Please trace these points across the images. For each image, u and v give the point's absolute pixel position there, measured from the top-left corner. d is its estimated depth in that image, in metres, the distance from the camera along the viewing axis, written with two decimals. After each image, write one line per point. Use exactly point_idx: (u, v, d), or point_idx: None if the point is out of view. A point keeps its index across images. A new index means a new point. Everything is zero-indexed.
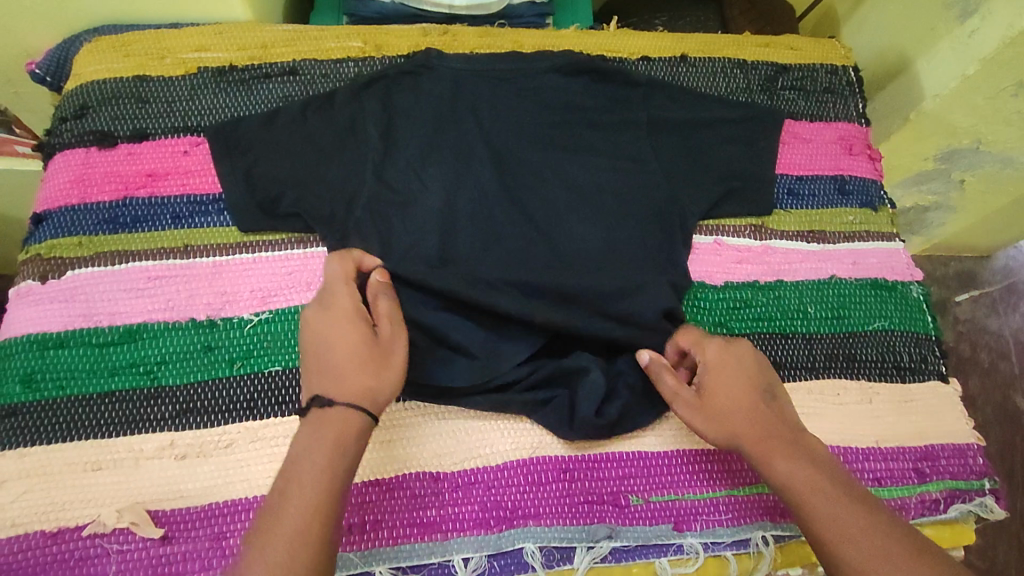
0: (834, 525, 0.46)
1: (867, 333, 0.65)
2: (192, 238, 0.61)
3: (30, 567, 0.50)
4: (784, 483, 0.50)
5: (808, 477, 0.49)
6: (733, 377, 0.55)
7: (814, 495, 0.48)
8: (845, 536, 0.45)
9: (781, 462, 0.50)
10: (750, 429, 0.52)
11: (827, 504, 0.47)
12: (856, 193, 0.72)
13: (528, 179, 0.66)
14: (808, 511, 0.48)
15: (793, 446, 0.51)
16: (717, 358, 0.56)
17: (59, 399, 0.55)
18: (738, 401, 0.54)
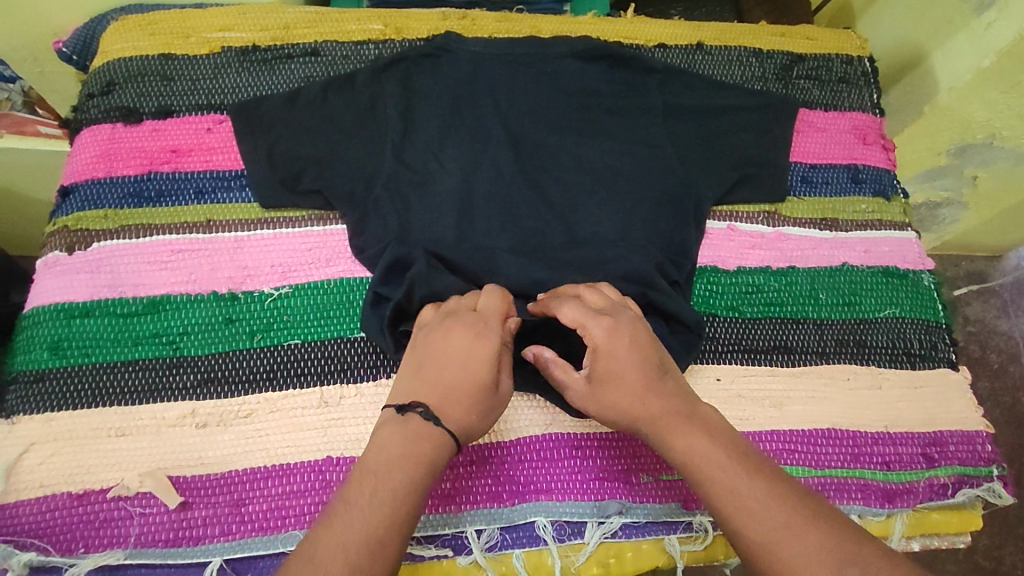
0: (737, 505, 0.43)
1: (878, 320, 0.65)
2: (215, 213, 0.63)
3: (55, 526, 0.51)
4: (687, 465, 0.46)
5: (708, 455, 0.46)
6: (621, 360, 0.50)
7: (714, 475, 0.45)
8: (750, 517, 0.42)
9: (683, 441, 0.47)
10: (650, 409, 0.48)
11: (729, 483, 0.44)
12: (869, 181, 0.72)
13: (544, 162, 0.67)
14: (711, 494, 0.44)
15: (694, 421, 0.48)
16: (608, 340, 0.50)
17: (84, 366, 0.56)
18: (632, 380, 0.49)
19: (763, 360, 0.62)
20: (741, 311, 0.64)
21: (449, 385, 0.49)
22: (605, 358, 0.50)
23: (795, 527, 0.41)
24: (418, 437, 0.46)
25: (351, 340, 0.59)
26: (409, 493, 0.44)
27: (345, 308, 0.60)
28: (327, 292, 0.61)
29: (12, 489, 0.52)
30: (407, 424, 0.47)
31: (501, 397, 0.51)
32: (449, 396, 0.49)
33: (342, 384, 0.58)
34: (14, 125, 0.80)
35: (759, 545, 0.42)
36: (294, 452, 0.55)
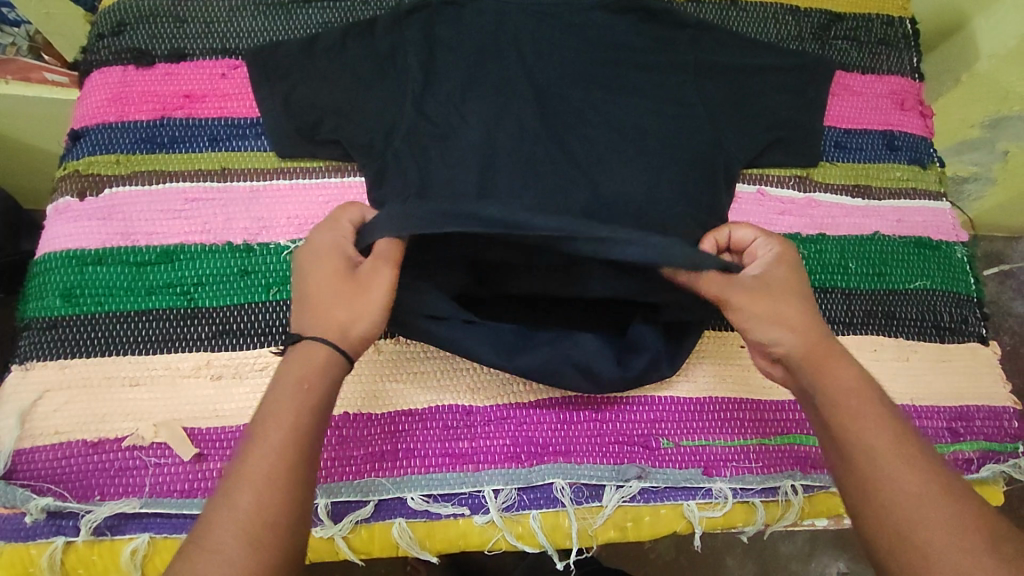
0: (875, 442, 0.43)
1: (908, 291, 0.63)
2: (230, 162, 0.61)
3: (70, 473, 0.50)
4: (832, 395, 0.46)
5: (858, 391, 0.45)
6: (785, 278, 0.51)
7: (862, 411, 0.44)
8: (891, 457, 0.42)
9: (833, 373, 0.46)
10: (805, 334, 0.48)
11: (872, 422, 0.44)
12: (905, 149, 0.69)
13: (570, 119, 0.65)
14: (852, 427, 0.44)
15: (845, 362, 0.47)
16: (779, 258, 0.52)
17: (98, 315, 0.55)
18: (792, 300, 0.50)
19: None
20: None
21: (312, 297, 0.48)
22: (771, 269, 0.51)
23: (936, 483, 0.41)
24: (296, 362, 0.45)
25: None
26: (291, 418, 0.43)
27: None
28: None
29: (26, 436, 0.51)
30: (284, 362, 0.46)
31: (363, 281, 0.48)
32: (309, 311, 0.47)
33: None
34: (19, 71, 0.80)
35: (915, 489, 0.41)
36: None
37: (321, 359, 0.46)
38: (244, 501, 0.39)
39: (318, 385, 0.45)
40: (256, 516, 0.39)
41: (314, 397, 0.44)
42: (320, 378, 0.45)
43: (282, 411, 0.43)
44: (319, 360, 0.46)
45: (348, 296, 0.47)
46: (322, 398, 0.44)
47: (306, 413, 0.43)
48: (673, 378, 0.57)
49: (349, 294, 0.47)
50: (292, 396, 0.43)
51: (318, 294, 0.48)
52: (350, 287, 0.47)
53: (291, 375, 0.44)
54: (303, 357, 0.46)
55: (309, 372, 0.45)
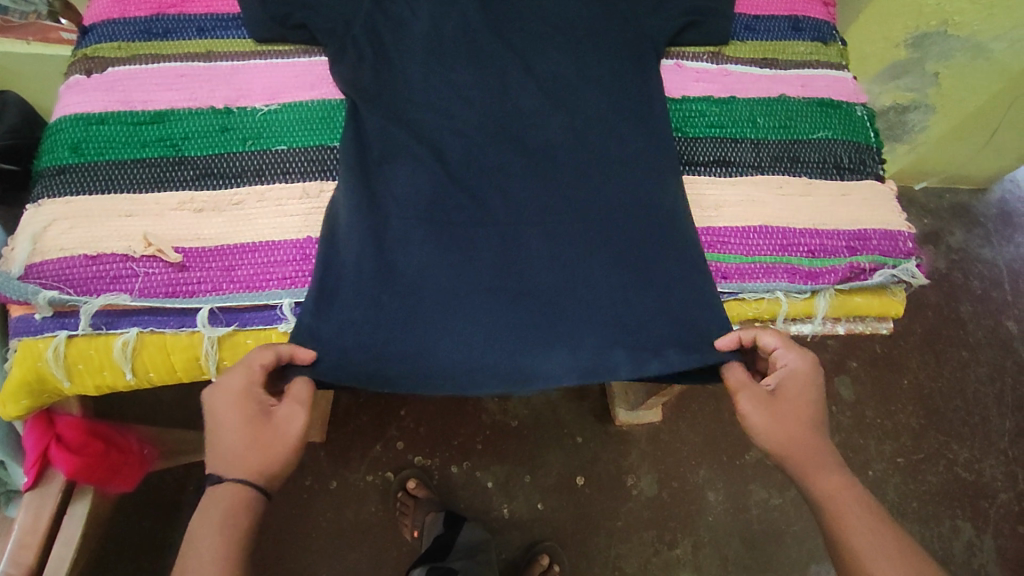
0: (869, 545, 0.51)
1: (811, 140, 0.71)
2: (213, 46, 0.71)
3: (74, 277, 0.59)
4: (825, 501, 0.54)
5: (847, 497, 0.54)
6: (798, 394, 0.58)
7: (852, 514, 0.53)
8: (878, 558, 0.51)
9: (825, 483, 0.54)
10: (800, 450, 0.56)
11: (859, 523, 0.52)
12: (808, 29, 0.78)
13: (508, 12, 0.74)
14: (843, 529, 0.52)
15: (835, 470, 0.55)
16: (801, 374, 0.58)
17: (99, 163, 0.64)
18: (798, 415, 0.57)
19: (702, 172, 0.69)
20: (684, 132, 0.71)
21: (226, 444, 0.52)
22: (789, 383, 0.58)
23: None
24: (220, 504, 0.51)
25: (330, 147, 0.67)
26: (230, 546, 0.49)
27: (327, 123, 0.68)
28: (310, 110, 0.69)
29: (37, 252, 0.60)
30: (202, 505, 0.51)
31: (280, 428, 0.54)
32: (228, 454, 0.52)
33: (323, 181, 0.66)
34: (39, 31, 0.97)
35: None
36: (280, 233, 0.63)
37: (242, 495, 0.51)
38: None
39: (237, 514, 0.50)
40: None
41: (233, 528, 0.50)
42: (240, 509, 0.51)
43: (212, 552, 0.48)
44: (238, 495, 0.51)
45: (262, 432, 0.53)
46: (243, 529, 0.50)
47: (233, 548, 0.49)
48: (595, 213, 0.65)
49: (269, 437, 0.53)
50: (217, 534, 0.49)
51: (237, 441, 0.52)
52: (269, 434, 0.53)
53: (216, 515, 0.50)
54: (221, 494, 0.51)
55: (228, 512, 0.50)
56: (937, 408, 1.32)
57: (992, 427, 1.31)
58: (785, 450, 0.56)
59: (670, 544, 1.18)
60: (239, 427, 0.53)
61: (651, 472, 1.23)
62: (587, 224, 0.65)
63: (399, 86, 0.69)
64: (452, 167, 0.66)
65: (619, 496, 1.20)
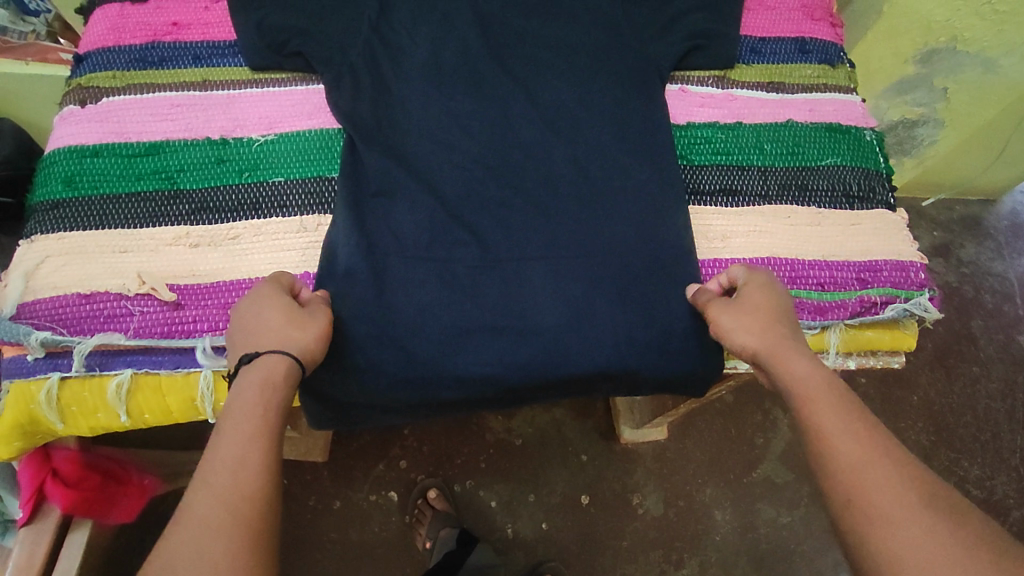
0: (839, 433, 0.47)
1: (820, 167, 0.69)
2: (210, 75, 0.70)
3: (67, 317, 0.58)
4: (797, 393, 0.50)
5: (823, 385, 0.50)
6: (763, 295, 0.56)
7: (828, 397, 0.49)
8: (850, 442, 0.46)
9: (797, 366, 0.51)
10: (772, 341, 0.53)
11: (833, 409, 0.48)
12: (816, 52, 0.76)
13: (509, 39, 0.73)
14: (815, 416, 0.48)
15: (809, 358, 0.52)
16: (762, 285, 0.58)
17: (93, 196, 0.63)
18: (767, 314, 0.55)
19: (708, 201, 0.68)
20: (689, 159, 0.70)
21: (258, 325, 0.52)
22: (750, 291, 0.57)
23: (892, 463, 0.45)
24: (258, 372, 0.49)
25: (328, 178, 0.66)
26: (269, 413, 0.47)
27: (324, 153, 0.67)
28: (308, 139, 0.68)
29: (30, 290, 0.59)
30: (244, 376, 0.49)
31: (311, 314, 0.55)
32: (259, 335, 0.51)
33: (320, 214, 0.65)
34: (39, 52, 0.97)
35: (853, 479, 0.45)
36: (277, 269, 0.62)
37: (285, 366, 0.50)
38: (219, 487, 0.43)
39: (281, 378, 0.49)
40: (229, 501, 0.42)
41: (277, 392, 0.48)
42: (283, 380, 0.49)
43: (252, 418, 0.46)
44: (279, 365, 0.50)
45: (300, 319, 0.53)
46: (283, 399, 0.49)
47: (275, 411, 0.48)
48: (601, 243, 0.64)
49: (302, 319, 0.53)
50: (249, 407, 0.47)
51: (274, 320, 0.52)
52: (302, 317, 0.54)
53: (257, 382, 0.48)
54: (265, 365, 0.49)
55: (274, 376, 0.49)
56: (949, 424, 1.30)
57: (1004, 444, 1.29)
58: (760, 334, 0.54)
59: (677, 564, 1.17)
60: (276, 312, 0.53)
61: (657, 491, 1.21)
62: (593, 255, 0.63)
63: (399, 115, 0.68)
64: (450, 198, 0.65)
65: (624, 515, 1.19)
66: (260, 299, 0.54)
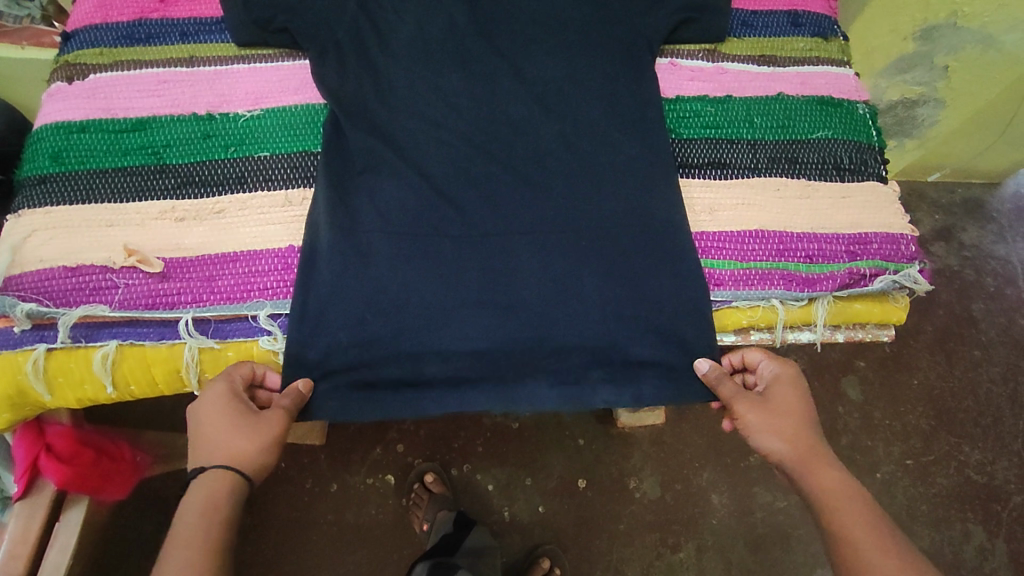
0: (862, 539, 0.50)
1: (811, 140, 0.69)
2: (197, 51, 0.70)
3: (53, 289, 0.58)
4: (824, 498, 0.53)
5: (847, 493, 0.52)
6: (793, 397, 0.58)
7: (851, 505, 0.52)
8: (874, 550, 0.49)
9: (825, 474, 0.53)
10: (797, 446, 0.56)
11: (858, 516, 0.51)
12: (808, 25, 0.75)
13: (497, 16, 0.72)
14: (847, 526, 0.50)
15: (837, 465, 0.55)
16: (787, 380, 0.59)
17: (80, 172, 0.63)
18: (796, 418, 0.57)
19: (697, 174, 0.67)
20: (678, 133, 0.69)
21: (203, 428, 0.53)
22: (778, 386, 0.59)
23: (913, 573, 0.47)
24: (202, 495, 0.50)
25: (314, 153, 0.66)
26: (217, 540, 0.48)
27: (310, 128, 0.67)
28: (294, 114, 0.67)
29: (16, 264, 0.59)
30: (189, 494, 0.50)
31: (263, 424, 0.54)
32: (204, 442, 0.52)
33: (306, 188, 0.64)
34: (32, 36, 0.96)
35: None
36: (262, 243, 0.62)
37: (226, 484, 0.51)
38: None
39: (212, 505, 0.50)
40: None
41: (220, 513, 0.50)
42: (223, 504, 0.50)
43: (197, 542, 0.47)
44: (218, 488, 0.51)
45: (246, 428, 0.53)
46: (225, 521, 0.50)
47: (211, 538, 0.48)
48: (587, 219, 0.63)
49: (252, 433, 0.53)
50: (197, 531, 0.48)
51: (219, 432, 0.52)
52: (250, 429, 0.53)
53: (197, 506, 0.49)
54: (206, 487, 0.51)
55: (214, 499, 0.50)
56: (949, 408, 1.29)
57: (1005, 428, 1.28)
58: (783, 435, 0.56)
59: (673, 547, 1.17)
60: (229, 425, 0.53)
61: (653, 475, 1.21)
62: (579, 231, 0.63)
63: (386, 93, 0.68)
64: (434, 175, 0.64)
65: (620, 499, 1.19)
66: (214, 406, 0.53)
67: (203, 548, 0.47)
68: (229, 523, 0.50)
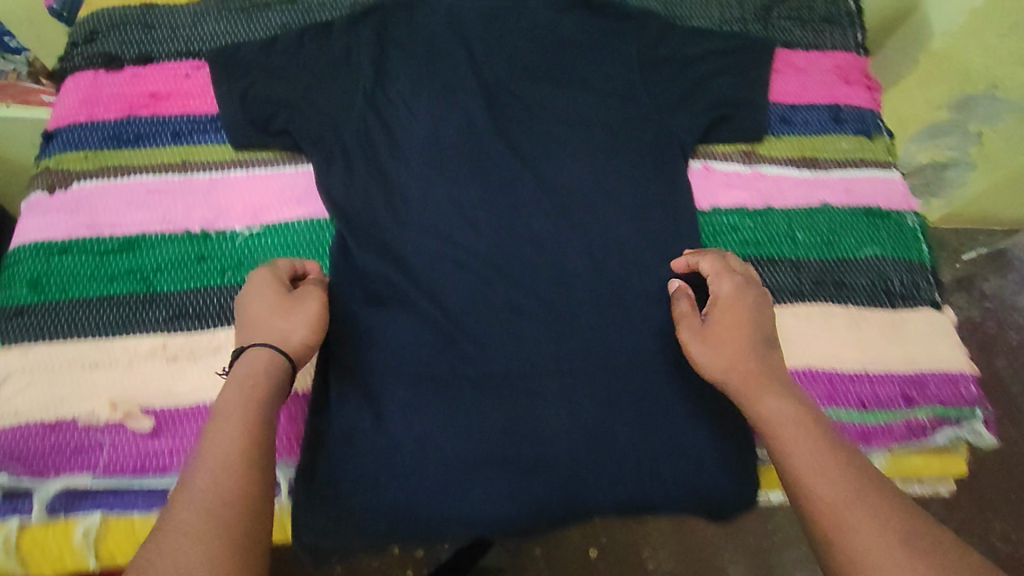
0: (806, 467, 0.44)
1: (858, 259, 0.63)
2: (190, 155, 0.64)
3: (29, 452, 0.52)
4: (765, 426, 0.48)
5: (794, 420, 0.47)
6: (737, 314, 0.54)
7: (802, 431, 0.46)
8: (824, 484, 0.43)
9: (769, 405, 0.48)
10: (740, 368, 0.51)
11: (808, 441, 0.45)
12: (851, 120, 0.70)
13: (518, 115, 0.67)
14: (792, 446, 0.45)
15: (789, 395, 0.49)
16: (731, 298, 0.55)
17: (61, 302, 0.58)
18: (740, 338, 0.52)
19: None
20: None
21: (250, 315, 0.51)
22: (723, 309, 0.54)
23: (865, 505, 0.41)
24: (246, 367, 0.47)
25: None
26: (263, 430, 0.45)
27: (314, 248, 0.62)
28: (298, 232, 0.62)
29: None
30: (237, 362, 0.48)
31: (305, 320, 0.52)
32: (261, 329, 0.51)
33: None
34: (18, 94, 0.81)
35: (830, 514, 0.41)
36: None
37: (272, 366, 0.48)
38: (203, 496, 0.40)
39: (263, 378, 0.47)
40: (216, 501, 0.40)
41: (258, 391, 0.46)
42: (263, 374, 0.47)
43: (232, 421, 0.44)
44: (260, 367, 0.48)
45: (288, 306, 0.52)
46: (273, 412, 0.47)
47: (261, 420, 0.45)
48: (618, 355, 0.58)
49: (290, 308, 0.52)
50: (240, 401, 0.45)
51: (259, 311, 0.51)
52: (291, 306, 0.52)
53: (240, 375, 0.47)
54: (249, 362, 0.48)
55: (254, 377, 0.47)
56: None
57: None
58: (723, 355, 0.52)
59: None
60: (269, 311, 0.52)
61: None
62: (611, 369, 0.57)
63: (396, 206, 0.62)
64: (450, 302, 0.59)
65: None
66: (255, 286, 0.53)
67: (240, 420, 0.44)
68: (268, 403, 0.46)
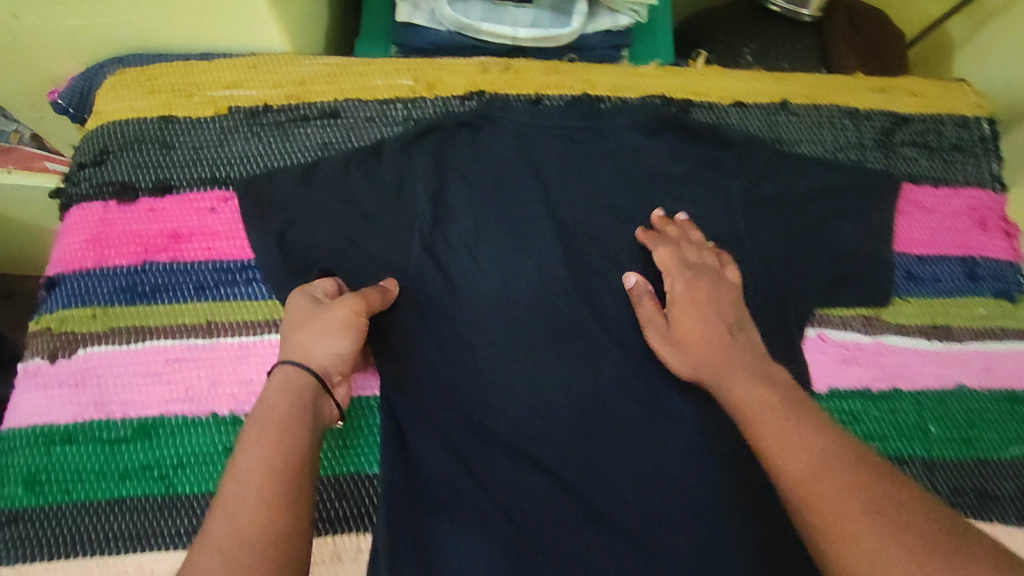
0: (790, 444, 0.38)
1: (1003, 461, 0.54)
2: (216, 314, 0.54)
3: None
4: (739, 415, 0.43)
5: (760, 405, 0.42)
6: (698, 320, 0.51)
7: (785, 422, 0.40)
8: (800, 451, 0.37)
9: (741, 392, 0.44)
10: (710, 362, 0.48)
11: (782, 425, 0.40)
12: (988, 278, 0.60)
13: (602, 269, 0.57)
14: (763, 422, 0.41)
15: (756, 377, 0.45)
16: (693, 297, 0.52)
17: (64, 506, 0.48)
18: (703, 331, 0.50)
19: None
20: None
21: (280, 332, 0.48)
22: (683, 317, 0.52)
23: (850, 466, 0.36)
24: (276, 386, 0.44)
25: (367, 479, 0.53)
26: (295, 428, 0.41)
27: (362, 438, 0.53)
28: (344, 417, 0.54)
29: None
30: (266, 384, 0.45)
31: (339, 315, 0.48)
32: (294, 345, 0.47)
33: (357, 533, 0.51)
34: (20, 160, 0.68)
35: (806, 489, 0.36)
36: None
37: (302, 389, 0.44)
38: (247, 502, 0.37)
39: (283, 401, 0.43)
40: (259, 519, 0.36)
41: (285, 406, 0.43)
42: (294, 392, 0.44)
43: (264, 434, 0.40)
44: (289, 381, 0.44)
45: (317, 317, 0.48)
46: (306, 406, 0.43)
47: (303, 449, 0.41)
48: None
49: (318, 319, 0.48)
50: (273, 415, 0.42)
51: (288, 330, 0.48)
52: (320, 316, 0.48)
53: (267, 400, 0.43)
54: (275, 383, 0.44)
55: (296, 391, 0.44)
56: None
57: None
58: (689, 356, 0.50)
59: None
60: (297, 325, 0.48)
61: None
62: None
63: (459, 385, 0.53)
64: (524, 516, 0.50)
65: None
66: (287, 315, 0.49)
67: (274, 423, 0.41)
68: (299, 423, 0.42)
